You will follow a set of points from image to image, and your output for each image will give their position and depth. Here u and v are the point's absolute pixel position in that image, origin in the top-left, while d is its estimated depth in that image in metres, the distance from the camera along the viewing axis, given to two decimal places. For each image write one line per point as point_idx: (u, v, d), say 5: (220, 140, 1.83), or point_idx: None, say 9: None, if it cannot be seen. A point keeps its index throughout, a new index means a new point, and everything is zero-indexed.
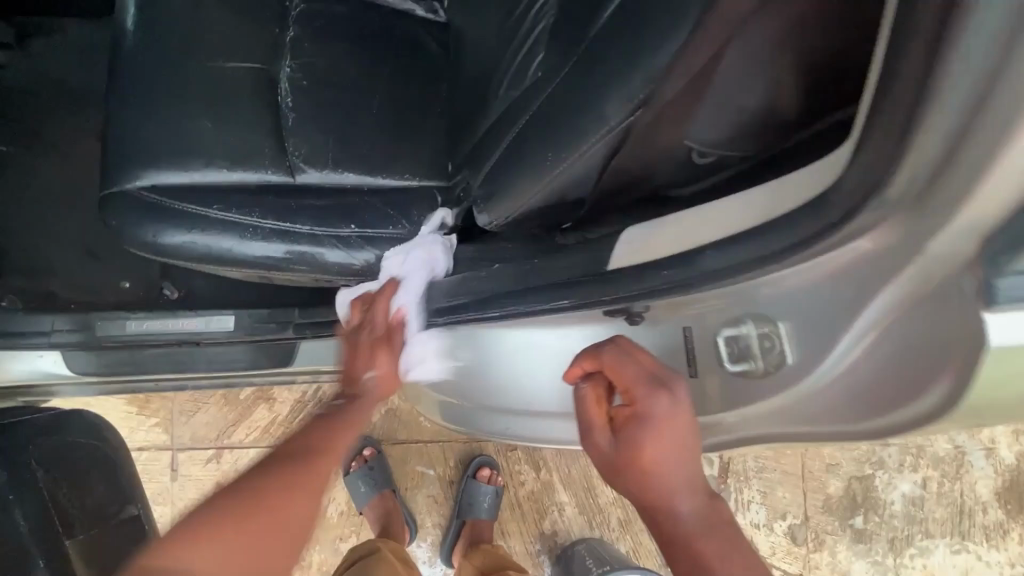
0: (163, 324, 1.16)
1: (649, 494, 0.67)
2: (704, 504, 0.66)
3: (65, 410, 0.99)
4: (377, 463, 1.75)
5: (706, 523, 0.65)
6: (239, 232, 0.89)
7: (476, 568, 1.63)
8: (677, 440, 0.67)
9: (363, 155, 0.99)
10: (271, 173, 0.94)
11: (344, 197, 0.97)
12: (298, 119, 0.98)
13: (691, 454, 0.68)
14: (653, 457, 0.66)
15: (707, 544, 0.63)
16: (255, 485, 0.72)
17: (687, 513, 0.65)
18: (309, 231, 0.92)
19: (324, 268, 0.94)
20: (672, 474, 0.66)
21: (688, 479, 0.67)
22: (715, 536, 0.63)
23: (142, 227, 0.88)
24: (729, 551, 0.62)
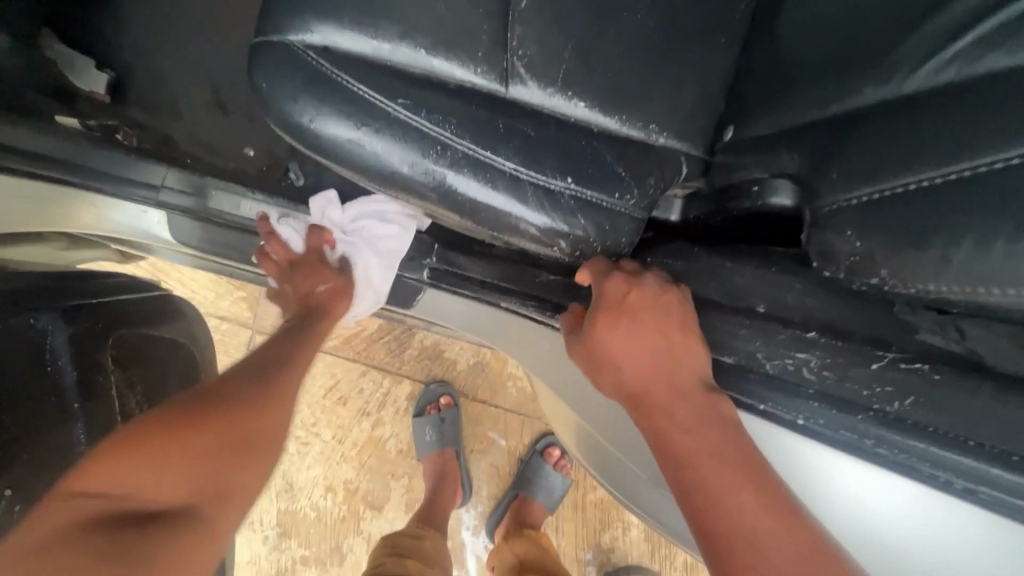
0: (259, 209, 0.94)
1: (621, 379, 0.58)
2: (698, 398, 0.55)
3: (144, 296, 0.82)
4: (451, 416, 1.53)
5: (698, 415, 0.53)
6: (427, 150, 0.61)
7: (517, 557, 1.45)
8: (642, 316, 0.60)
9: (606, 81, 0.68)
10: (481, 74, 0.64)
11: (569, 137, 0.66)
12: (537, 2, 0.66)
13: (667, 336, 0.59)
14: (609, 334, 0.60)
15: (693, 438, 0.52)
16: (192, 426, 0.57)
17: (666, 400, 0.55)
18: (511, 172, 0.63)
19: (512, 228, 0.66)
20: (644, 362, 0.58)
21: (664, 362, 0.57)
22: (704, 429, 0.52)
23: (297, 106, 0.60)
24: (722, 446, 0.51)
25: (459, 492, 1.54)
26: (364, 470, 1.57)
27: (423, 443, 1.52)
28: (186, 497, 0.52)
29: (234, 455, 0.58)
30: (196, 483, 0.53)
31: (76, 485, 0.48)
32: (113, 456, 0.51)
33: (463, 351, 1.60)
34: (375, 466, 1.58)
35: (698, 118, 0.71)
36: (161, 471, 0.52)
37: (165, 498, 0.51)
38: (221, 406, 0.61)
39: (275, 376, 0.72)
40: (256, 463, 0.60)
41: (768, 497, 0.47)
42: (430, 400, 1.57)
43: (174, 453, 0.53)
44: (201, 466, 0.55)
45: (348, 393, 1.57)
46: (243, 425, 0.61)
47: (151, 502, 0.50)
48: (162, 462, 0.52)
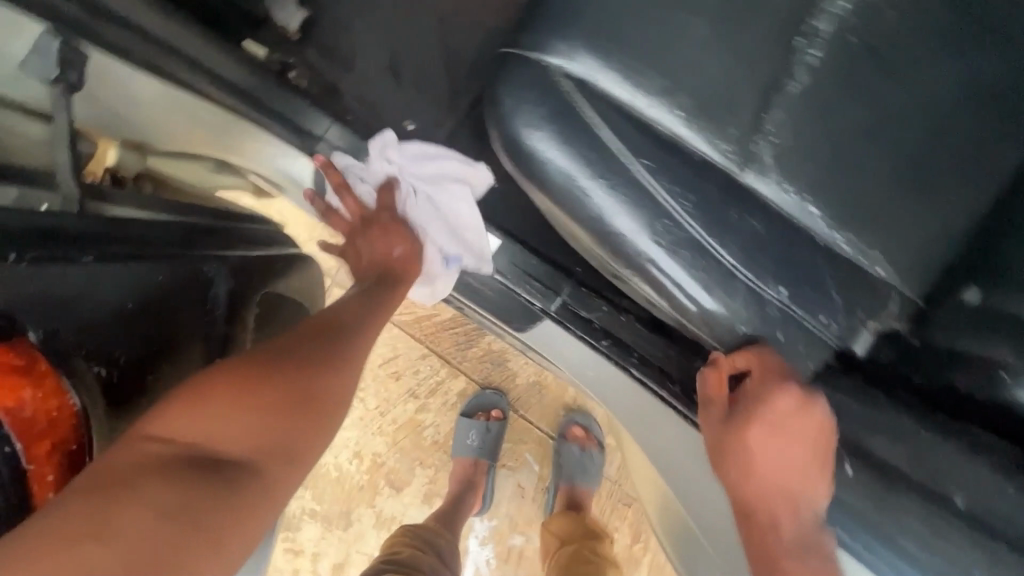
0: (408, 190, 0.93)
1: (743, 477, 0.59)
2: (811, 527, 0.54)
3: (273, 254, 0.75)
4: (498, 430, 1.50)
5: (803, 545, 0.54)
6: (656, 222, 0.55)
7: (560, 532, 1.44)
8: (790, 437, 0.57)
9: (847, 195, 0.62)
10: (728, 153, 0.58)
11: (793, 244, 0.61)
12: (806, 92, 0.60)
13: (809, 469, 0.56)
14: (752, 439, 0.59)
15: (794, 568, 0.53)
16: (314, 355, 0.59)
17: (777, 517, 0.56)
18: (730, 266, 0.58)
19: (706, 321, 0.60)
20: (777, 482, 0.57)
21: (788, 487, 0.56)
22: (807, 566, 0.52)
23: (537, 133, 0.56)
24: None
25: (479, 502, 1.51)
26: (395, 449, 1.56)
27: (463, 446, 1.50)
28: (251, 448, 0.49)
29: (299, 415, 0.53)
30: (271, 439, 0.50)
31: (152, 427, 0.46)
32: (189, 400, 0.48)
33: (526, 366, 1.56)
34: (407, 448, 1.57)
35: (926, 259, 0.64)
36: (227, 436, 0.48)
37: (237, 445, 0.48)
38: (284, 368, 0.55)
39: (361, 338, 0.67)
40: (316, 417, 0.54)
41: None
42: (483, 405, 1.54)
43: (256, 404, 0.51)
44: (278, 432, 0.51)
45: (403, 370, 1.56)
46: (323, 381, 0.57)
47: (217, 451, 0.47)
48: (257, 416, 0.50)
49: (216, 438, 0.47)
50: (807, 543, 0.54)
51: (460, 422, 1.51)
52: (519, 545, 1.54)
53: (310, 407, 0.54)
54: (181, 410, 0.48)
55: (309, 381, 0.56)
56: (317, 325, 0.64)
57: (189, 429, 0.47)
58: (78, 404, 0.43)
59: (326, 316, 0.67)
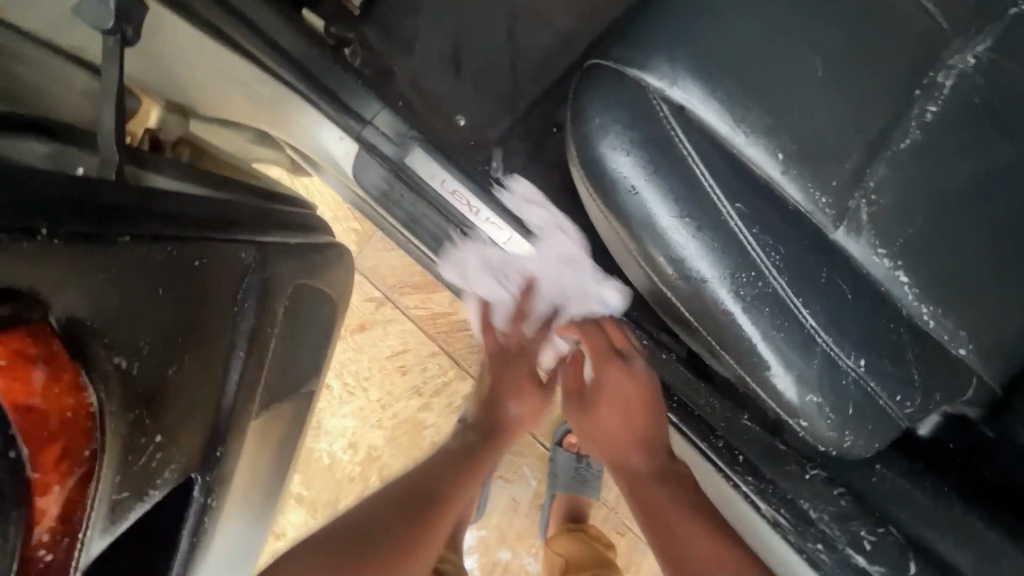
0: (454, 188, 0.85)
1: (617, 436, 0.71)
2: (669, 463, 0.68)
3: (307, 241, 0.72)
4: (487, 436, 1.46)
5: (668, 477, 0.67)
6: (741, 272, 0.51)
7: (568, 556, 1.35)
8: (636, 400, 0.72)
9: (944, 267, 0.56)
10: (824, 207, 0.53)
11: (878, 312, 0.56)
12: (916, 150, 0.55)
13: (644, 412, 0.72)
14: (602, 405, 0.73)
15: (672, 499, 0.63)
16: (426, 468, 0.67)
17: (649, 471, 0.68)
18: (809, 329, 0.53)
19: (775, 384, 0.55)
20: (636, 426, 0.71)
21: (646, 433, 0.71)
22: (674, 490, 0.65)
23: (624, 158, 0.51)
24: (698, 515, 0.62)
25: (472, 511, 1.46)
26: (392, 444, 1.51)
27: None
28: (378, 521, 0.57)
29: (410, 518, 0.58)
30: (408, 512, 0.59)
31: (307, 537, 0.54)
32: (334, 526, 0.56)
33: None
34: (405, 446, 1.52)
35: (1016, 347, 0.59)
36: (362, 543, 0.54)
37: (362, 515, 0.57)
38: (401, 515, 0.58)
39: (487, 445, 0.74)
40: (429, 530, 0.58)
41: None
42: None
43: (380, 531, 0.55)
44: (393, 528, 0.56)
45: (411, 366, 1.52)
46: (432, 477, 0.65)
47: (354, 530, 0.55)
48: (375, 509, 0.58)
49: (344, 521, 0.56)
50: (672, 477, 0.67)
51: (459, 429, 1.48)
52: (507, 559, 1.50)
53: (432, 516, 0.59)
54: (332, 525, 0.56)
55: (425, 476, 0.65)
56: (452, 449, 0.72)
57: (346, 518, 0.57)
58: (96, 403, 0.39)
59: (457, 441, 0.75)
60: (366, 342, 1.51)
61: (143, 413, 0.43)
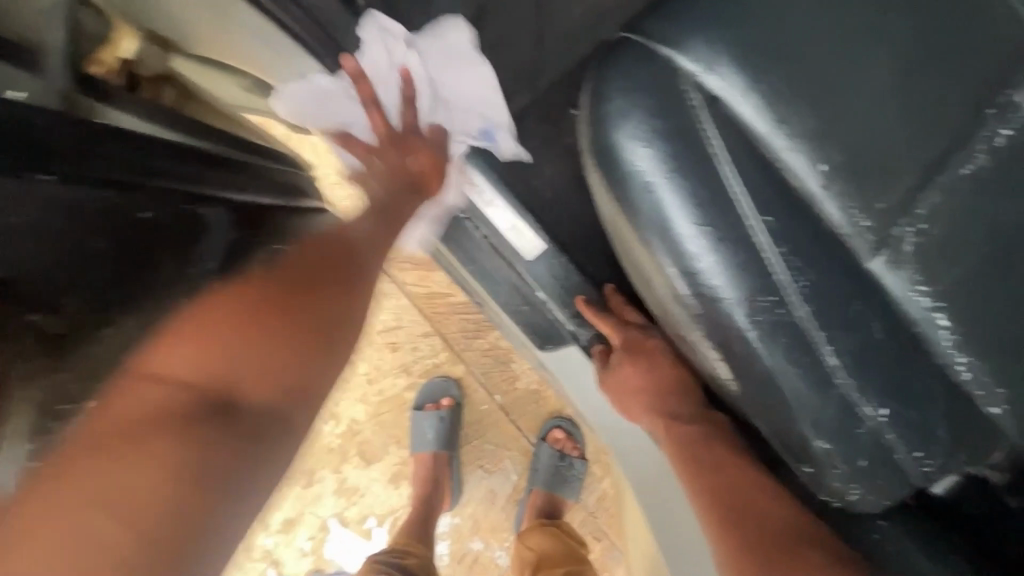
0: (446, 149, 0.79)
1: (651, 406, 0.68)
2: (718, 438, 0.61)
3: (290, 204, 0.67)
4: (452, 416, 1.43)
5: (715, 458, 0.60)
6: (761, 295, 0.45)
7: (536, 548, 1.30)
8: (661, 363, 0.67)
9: (993, 315, 0.49)
10: (863, 230, 0.46)
11: (908, 357, 0.49)
12: (982, 177, 0.47)
13: (664, 376, 0.67)
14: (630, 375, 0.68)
15: (742, 492, 0.57)
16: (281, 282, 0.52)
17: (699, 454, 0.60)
18: (828, 367, 0.47)
19: (778, 424, 0.49)
20: (662, 391, 0.67)
21: (675, 393, 0.66)
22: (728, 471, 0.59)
23: (643, 149, 0.45)
24: (764, 499, 0.56)
25: (447, 497, 1.43)
26: (374, 420, 1.48)
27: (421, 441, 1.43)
28: (225, 372, 0.44)
29: (299, 355, 0.48)
30: (272, 366, 0.46)
31: (153, 365, 0.42)
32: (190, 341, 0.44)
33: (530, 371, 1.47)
34: (387, 423, 1.48)
35: None
36: (227, 359, 0.44)
37: (237, 381, 0.44)
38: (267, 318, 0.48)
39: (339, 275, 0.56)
40: (317, 356, 0.49)
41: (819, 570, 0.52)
42: (432, 396, 1.46)
43: (226, 317, 0.46)
44: (268, 354, 0.46)
45: (401, 343, 1.47)
46: (323, 315, 0.51)
47: (219, 386, 0.43)
48: (262, 349, 0.46)
49: (177, 362, 0.43)
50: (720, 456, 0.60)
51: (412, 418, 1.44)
52: (478, 550, 1.46)
53: (297, 311, 0.50)
54: (186, 329, 0.45)
55: (322, 316, 0.51)
56: (334, 242, 0.59)
57: (179, 358, 0.43)
58: None
59: (349, 235, 0.62)
60: None
61: (65, 372, 0.40)
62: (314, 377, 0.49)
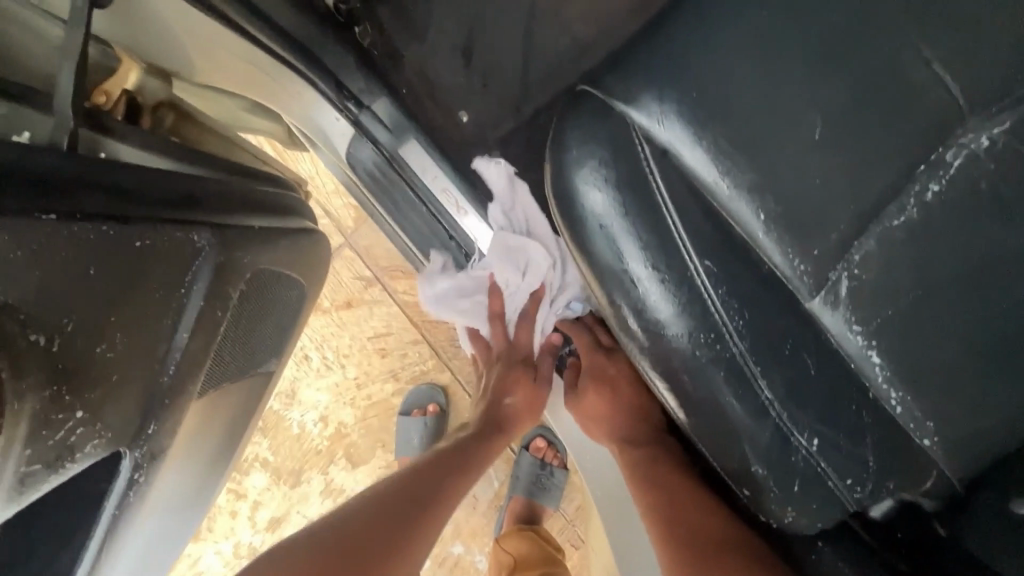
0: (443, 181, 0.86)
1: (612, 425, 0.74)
2: (667, 450, 0.69)
3: (277, 224, 0.70)
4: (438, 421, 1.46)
5: (659, 464, 0.67)
6: (700, 331, 0.49)
7: (515, 553, 1.34)
8: (622, 389, 0.74)
9: (923, 353, 0.53)
10: (801, 274, 0.50)
11: (839, 390, 0.53)
12: (911, 227, 0.51)
13: (622, 396, 0.74)
14: (591, 398, 0.75)
15: (681, 492, 0.64)
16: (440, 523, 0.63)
17: (649, 468, 0.67)
18: (764, 398, 0.51)
19: (719, 448, 0.53)
20: (621, 412, 0.74)
21: (632, 414, 0.73)
22: (670, 476, 0.65)
23: (597, 194, 0.49)
24: (700, 501, 0.62)
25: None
26: (362, 423, 1.52)
27: (407, 445, 1.47)
28: (334, 558, 0.53)
29: (409, 522, 0.61)
30: (382, 538, 0.57)
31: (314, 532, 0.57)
32: (365, 538, 0.57)
33: None
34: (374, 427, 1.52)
35: (985, 449, 0.55)
36: (334, 561, 0.53)
37: (319, 529, 0.57)
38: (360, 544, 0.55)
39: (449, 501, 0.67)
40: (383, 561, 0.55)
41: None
42: (419, 401, 1.50)
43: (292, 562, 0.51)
44: (354, 534, 0.56)
45: (391, 349, 1.51)
46: (406, 530, 0.60)
47: (292, 564, 0.52)
48: (382, 531, 0.60)
49: (306, 542, 0.55)
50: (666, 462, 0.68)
51: (399, 423, 1.48)
52: (459, 554, 1.50)
53: (357, 561, 0.54)
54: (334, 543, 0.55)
55: (416, 521, 0.61)
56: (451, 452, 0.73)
57: (308, 536, 0.56)
58: None
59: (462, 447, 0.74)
60: (350, 319, 1.51)
61: (57, 382, 0.43)
62: (439, 508, 0.63)
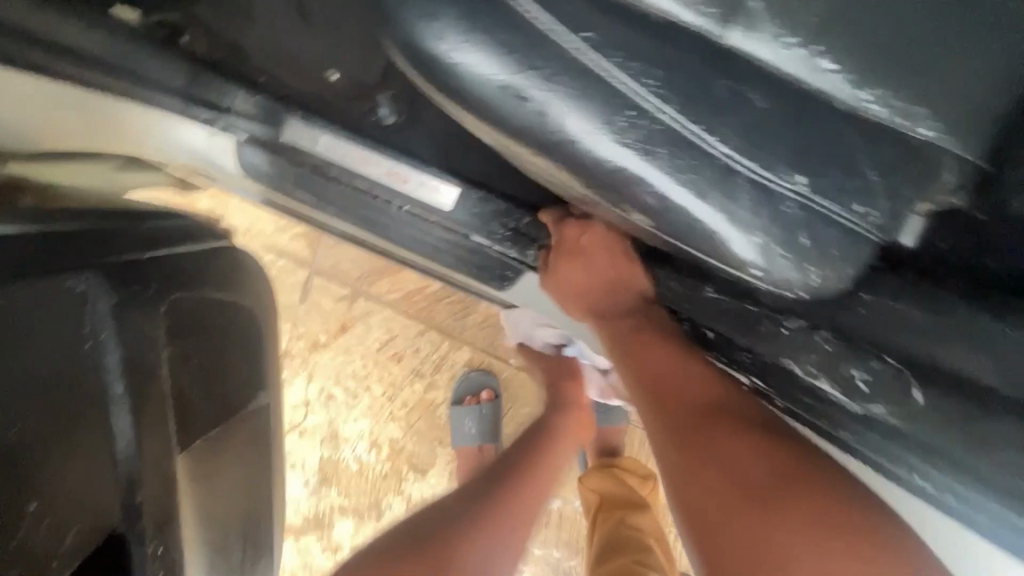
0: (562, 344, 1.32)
1: (596, 304, 0.69)
2: (663, 323, 0.63)
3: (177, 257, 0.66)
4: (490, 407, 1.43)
5: (654, 327, 0.62)
6: (614, 115, 0.42)
7: (595, 493, 1.30)
8: (595, 257, 0.67)
9: (881, 32, 0.45)
10: (703, 13, 0.42)
11: (804, 116, 0.45)
12: None
13: (603, 267, 0.67)
14: (566, 272, 0.69)
15: (681, 365, 0.58)
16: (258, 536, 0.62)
17: (644, 340, 0.61)
18: (723, 158, 0.43)
19: (700, 243, 0.47)
20: (597, 281, 0.68)
21: (615, 287, 0.67)
22: (668, 345, 0.60)
23: (439, 26, 0.41)
24: (698, 385, 0.56)
25: None
26: (411, 432, 1.47)
27: (465, 434, 1.44)
28: None
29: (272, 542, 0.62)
30: None
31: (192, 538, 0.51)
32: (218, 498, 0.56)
33: None
34: (425, 430, 1.48)
35: (990, 108, 0.48)
36: None
37: None
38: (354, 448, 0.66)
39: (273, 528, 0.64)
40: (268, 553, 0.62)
41: (814, 511, 0.47)
42: (470, 388, 1.46)
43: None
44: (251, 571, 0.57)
45: (402, 351, 1.47)
46: None
47: None
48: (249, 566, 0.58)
49: None
50: (657, 327, 0.62)
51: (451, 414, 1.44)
52: (559, 507, 1.46)
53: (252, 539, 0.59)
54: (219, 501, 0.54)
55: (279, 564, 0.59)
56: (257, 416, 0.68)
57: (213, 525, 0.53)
58: None
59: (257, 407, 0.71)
60: (352, 341, 1.47)
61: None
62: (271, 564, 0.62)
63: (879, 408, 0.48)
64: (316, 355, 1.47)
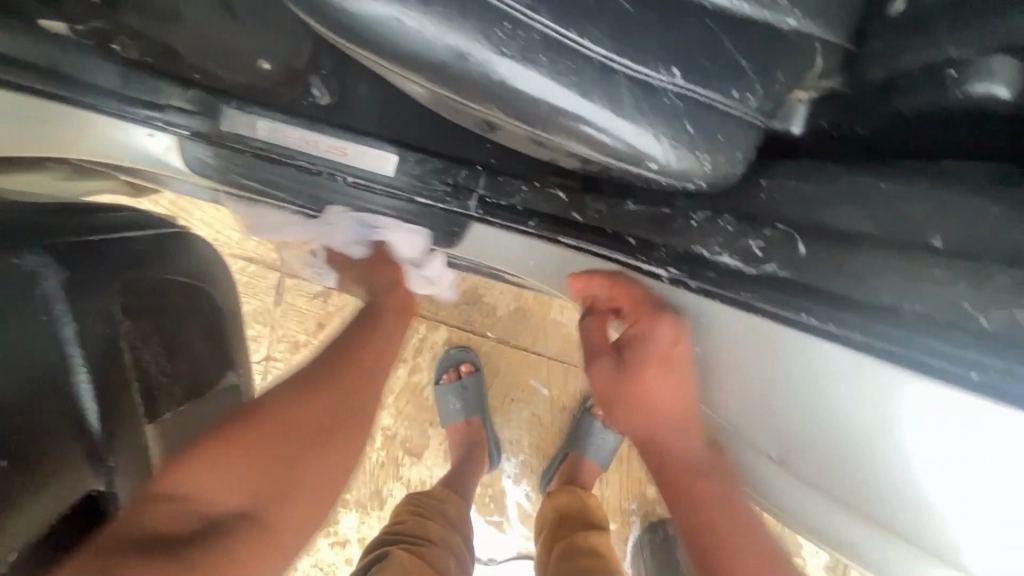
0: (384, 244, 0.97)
1: (652, 403, 0.68)
2: (689, 411, 0.68)
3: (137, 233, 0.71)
4: (474, 381, 1.47)
5: (696, 465, 0.65)
6: (493, 30, 0.45)
7: (557, 509, 1.33)
8: (658, 334, 0.66)
9: None
10: None
11: (674, 14, 0.50)
12: None
13: (683, 381, 0.67)
14: (654, 381, 0.68)
15: (705, 483, 0.63)
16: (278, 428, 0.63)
17: (688, 454, 0.66)
18: (600, 60, 0.48)
19: (597, 147, 0.51)
20: (670, 381, 0.67)
21: (692, 418, 0.67)
22: (700, 459, 0.65)
23: None
24: (718, 498, 0.62)
25: (485, 461, 1.45)
26: (401, 418, 1.50)
27: (450, 411, 1.46)
28: (239, 499, 0.57)
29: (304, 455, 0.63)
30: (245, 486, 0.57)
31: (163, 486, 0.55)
32: (208, 449, 0.58)
33: (504, 296, 1.47)
34: (415, 413, 1.51)
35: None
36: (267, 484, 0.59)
37: (231, 499, 0.56)
38: (323, 392, 0.69)
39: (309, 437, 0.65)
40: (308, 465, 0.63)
41: (753, 553, 0.58)
42: (452, 366, 1.49)
43: (237, 458, 0.58)
44: (248, 476, 0.58)
45: None
46: (285, 464, 0.61)
47: (215, 505, 0.55)
48: (226, 469, 0.57)
49: (200, 483, 0.56)
50: (696, 464, 0.65)
51: (436, 394, 1.47)
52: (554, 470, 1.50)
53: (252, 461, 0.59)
54: (189, 463, 0.57)
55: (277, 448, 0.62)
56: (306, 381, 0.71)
57: (201, 480, 0.56)
58: None
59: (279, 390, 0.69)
60: (331, 336, 1.49)
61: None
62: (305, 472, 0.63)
63: (773, 267, 0.49)
64: (298, 356, 1.50)
